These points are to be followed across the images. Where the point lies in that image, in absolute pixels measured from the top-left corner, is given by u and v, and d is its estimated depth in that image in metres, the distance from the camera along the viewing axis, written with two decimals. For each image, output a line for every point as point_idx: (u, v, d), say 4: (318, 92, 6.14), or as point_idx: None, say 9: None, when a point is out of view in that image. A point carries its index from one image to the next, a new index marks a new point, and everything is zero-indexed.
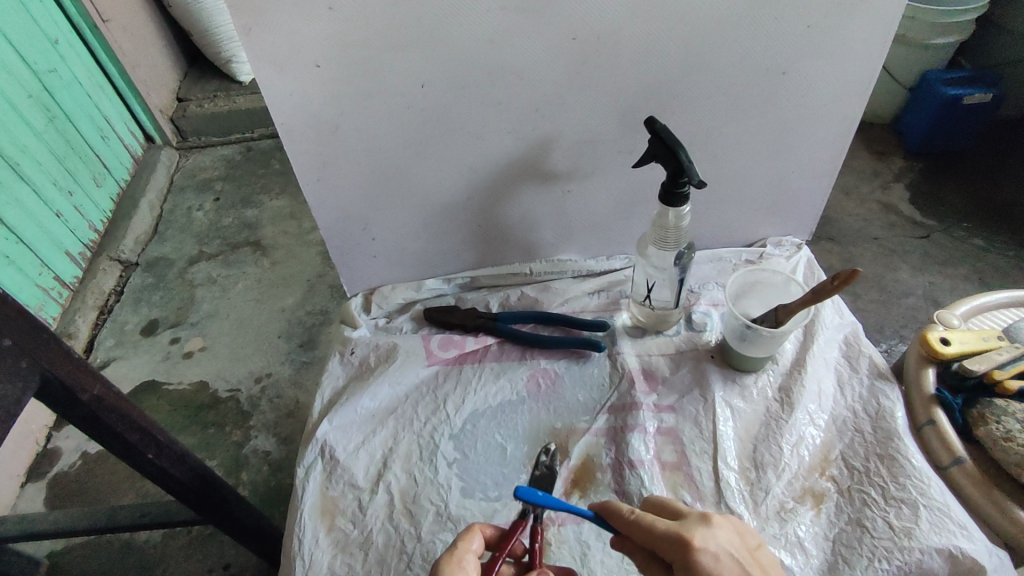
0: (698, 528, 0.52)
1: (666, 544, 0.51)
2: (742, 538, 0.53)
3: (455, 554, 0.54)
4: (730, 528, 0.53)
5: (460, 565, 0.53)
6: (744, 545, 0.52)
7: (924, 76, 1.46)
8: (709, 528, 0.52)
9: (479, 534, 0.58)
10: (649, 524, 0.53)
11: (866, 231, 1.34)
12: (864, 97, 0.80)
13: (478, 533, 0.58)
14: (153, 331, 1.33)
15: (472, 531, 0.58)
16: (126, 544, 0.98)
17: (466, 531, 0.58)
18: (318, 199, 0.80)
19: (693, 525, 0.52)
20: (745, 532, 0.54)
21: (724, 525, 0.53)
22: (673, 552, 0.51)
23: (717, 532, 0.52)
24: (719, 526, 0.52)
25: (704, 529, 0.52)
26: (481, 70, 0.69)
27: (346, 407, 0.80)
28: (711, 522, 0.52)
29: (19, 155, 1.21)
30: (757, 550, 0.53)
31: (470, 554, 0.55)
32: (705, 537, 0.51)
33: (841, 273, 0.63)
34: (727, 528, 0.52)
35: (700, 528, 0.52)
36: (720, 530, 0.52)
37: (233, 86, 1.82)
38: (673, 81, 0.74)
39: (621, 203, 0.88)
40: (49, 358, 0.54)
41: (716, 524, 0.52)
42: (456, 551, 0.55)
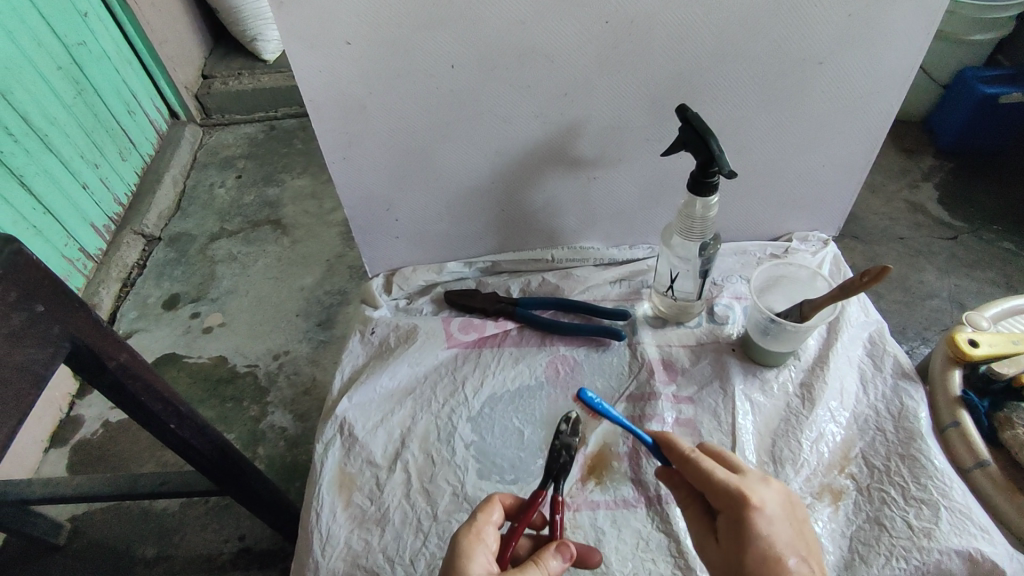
0: (756, 486, 0.53)
1: (721, 488, 0.53)
2: (792, 508, 0.53)
3: (475, 527, 0.54)
4: (783, 494, 0.53)
5: (479, 537, 0.53)
6: (793, 514, 0.53)
7: (960, 73, 1.43)
8: (766, 489, 0.52)
9: (499, 505, 0.57)
10: (707, 468, 0.54)
11: (892, 230, 1.32)
12: (900, 91, 0.78)
13: (499, 502, 0.57)
14: (175, 305, 1.35)
15: (491, 502, 0.57)
16: (145, 511, 1.00)
17: (486, 501, 0.58)
18: (343, 178, 0.80)
19: (751, 482, 0.53)
20: (795, 504, 0.54)
21: (778, 490, 0.53)
22: (725, 499, 0.52)
23: (772, 494, 0.52)
24: (775, 489, 0.53)
25: (761, 489, 0.52)
26: (512, 52, 0.68)
27: (366, 385, 0.80)
28: (769, 484, 0.53)
29: (47, 126, 1.23)
30: (803, 521, 0.53)
31: (490, 526, 0.55)
32: (761, 498, 0.52)
33: (871, 270, 0.62)
34: (781, 492, 0.53)
35: (759, 488, 0.52)
36: (775, 494, 0.53)
37: (258, 64, 1.83)
38: (706, 68, 0.72)
39: (646, 192, 0.88)
40: (78, 325, 0.55)
41: (773, 488, 0.53)
42: (475, 520, 0.55)
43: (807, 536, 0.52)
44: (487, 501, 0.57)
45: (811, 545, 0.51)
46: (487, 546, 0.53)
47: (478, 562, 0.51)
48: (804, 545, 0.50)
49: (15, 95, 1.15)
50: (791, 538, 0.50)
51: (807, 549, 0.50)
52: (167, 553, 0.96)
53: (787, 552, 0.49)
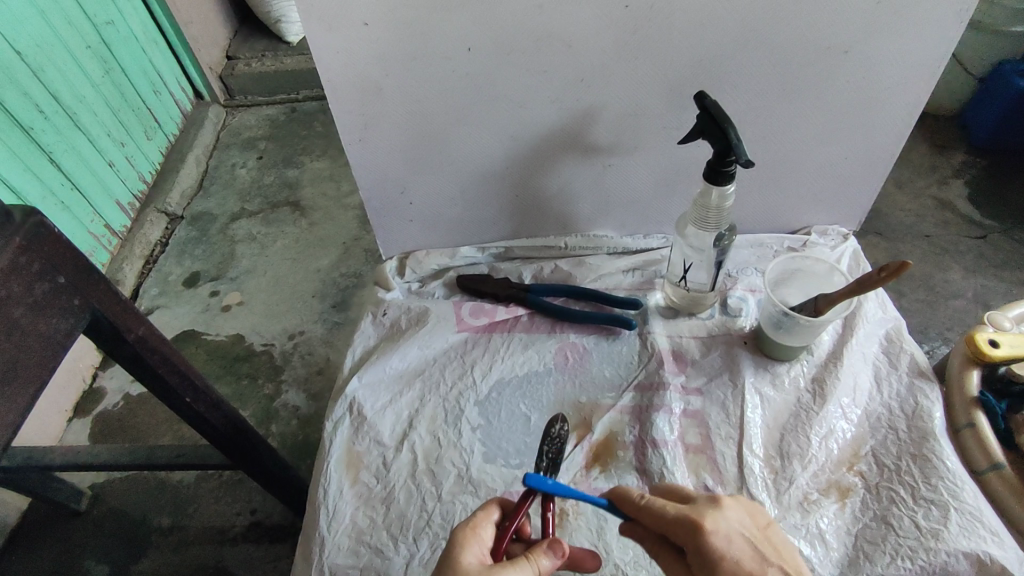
0: (709, 510, 0.53)
1: (677, 528, 0.53)
2: (752, 519, 0.54)
3: (473, 521, 0.56)
4: (740, 508, 0.54)
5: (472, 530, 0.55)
6: (755, 526, 0.54)
7: (997, 68, 1.38)
8: (719, 509, 0.53)
9: (498, 505, 0.58)
10: (660, 510, 0.54)
11: (917, 227, 1.29)
12: (930, 82, 0.75)
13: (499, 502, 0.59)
14: (195, 283, 1.37)
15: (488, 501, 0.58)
16: (162, 482, 1.03)
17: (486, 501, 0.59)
18: (359, 159, 0.80)
19: (703, 508, 0.53)
20: (755, 512, 0.55)
21: (734, 506, 0.54)
22: (684, 535, 0.52)
23: (726, 513, 0.53)
24: (729, 508, 0.53)
25: (714, 511, 0.53)
26: (530, 36, 0.68)
27: (376, 365, 0.81)
28: (721, 505, 0.54)
29: (75, 104, 1.25)
30: (768, 526, 0.55)
31: (488, 524, 0.56)
32: (716, 521, 0.52)
33: (889, 265, 0.61)
34: (737, 508, 0.54)
35: (711, 511, 0.53)
36: (729, 512, 0.53)
37: (281, 46, 1.84)
38: (728, 55, 0.71)
39: (663, 181, 0.87)
40: (98, 297, 0.56)
41: (726, 506, 0.54)
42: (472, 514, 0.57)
43: (774, 545, 0.53)
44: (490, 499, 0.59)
45: (779, 550, 0.53)
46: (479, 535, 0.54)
47: (472, 552, 0.53)
48: (773, 555, 0.52)
49: (44, 72, 1.17)
50: (756, 550, 0.51)
51: (778, 557, 0.52)
52: (182, 524, 0.99)
53: (758, 567, 0.50)
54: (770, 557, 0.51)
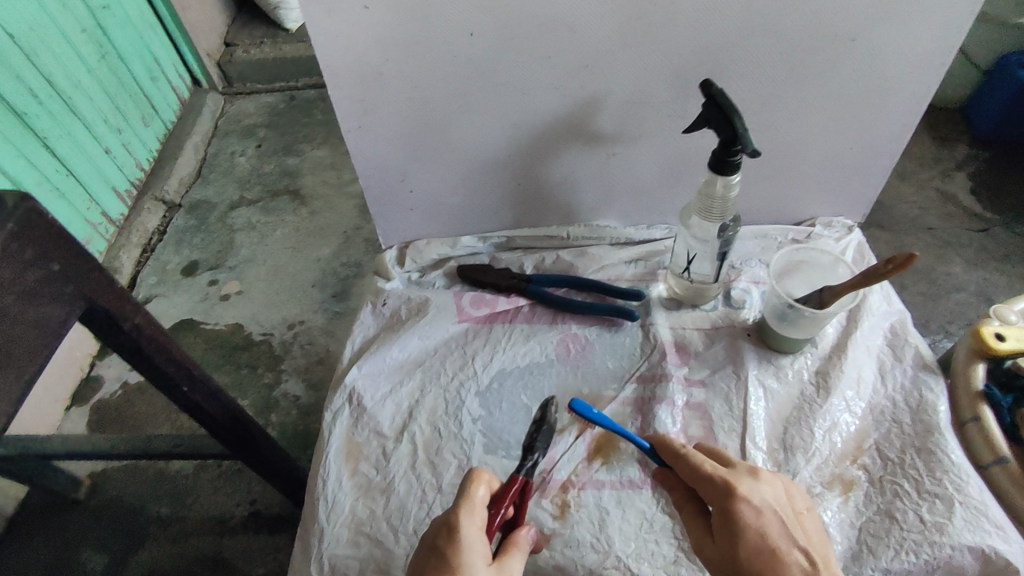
0: (747, 479, 0.55)
1: (710, 485, 0.55)
2: (787, 499, 0.56)
3: (461, 521, 0.53)
4: (776, 487, 0.56)
5: (466, 523, 0.53)
6: (789, 507, 0.55)
7: (1004, 58, 1.36)
8: (756, 482, 0.55)
9: (480, 490, 0.56)
10: (699, 463, 0.57)
11: (921, 220, 1.28)
12: (939, 72, 0.74)
13: (486, 478, 0.57)
14: (193, 272, 1.36)
15: (471, 484, 0.56)
16: (161, 471, 1.03)
17: (467, 485, 0.56)
18: (359, 146, 0.79)
19: (741, 476, 0.56)
20: (793, 496, 0.57)
21: (771, 483, 0.56)
22: (715, 493, 0.55)
23: (762, 486, 0.55)
24: (766, 482, 0.55)
25: (751, 482, 0.55)
26: (533, 21, 0.66)
27: (376, 356, 0.80)
28: (759, 478, 0.56)
29: (72, 90, 1.23)
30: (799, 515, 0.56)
31: (475, 516, 0.54)
32: (750, 489, 0.54)
33: (897, 257, 0.60)
34: (774, 486, 0.56)
35: (749, 481, 0.55)
36: (766, 486, 0.55)
37: (280, 33, 1.82)
38: (735, 42, 0.70)
39: (667, 170, 0.85)
40: (93, 285, 0.55)
41: (764, 481, 0.56)
42: (461, 497, 0.55)
43: (805, 529, 0.54)
44: (469, 473, 0.58)
45: (809, 534, 0.54)
46: (476, 522, 0.53)
47: (470, 559, 0.51)
48: (801, 537, 0.53)
49: (39, 57, 1.15)
50: (784, 528, 0.53)
51: (807, 541, 0.53)
52: (181, 513, 0.98)
53: (783, 545, 0.52)
54: (797, 537, 0.53)
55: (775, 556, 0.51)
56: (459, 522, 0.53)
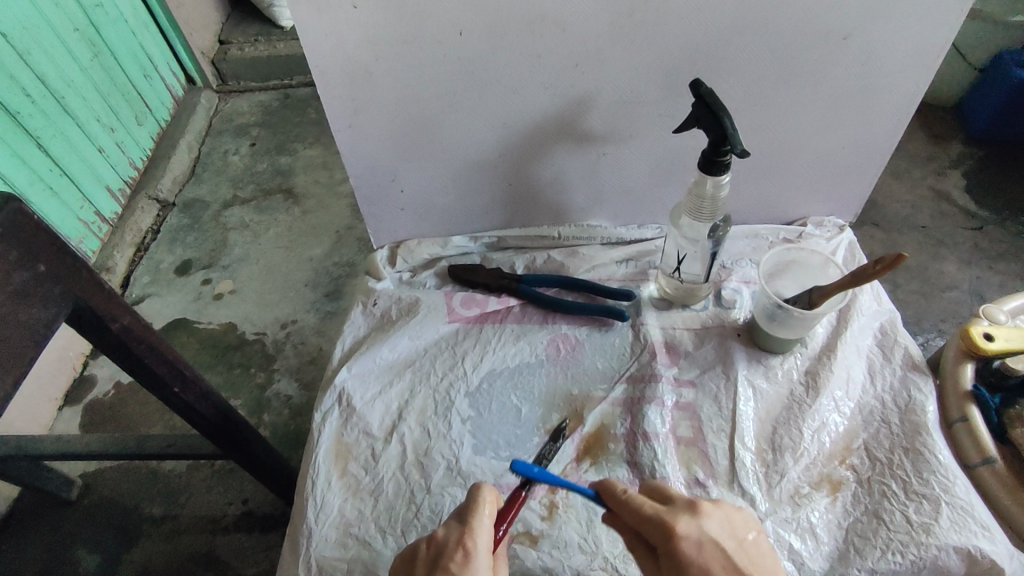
0: (685, 515, 0.54)
1: (650, 528, 0.54)
2: (731, 527, 0.55)
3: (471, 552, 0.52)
4: (718, 517, 0.55)
5: (478, 547, 0.53)
6: (733, 536, 0.54)
7: (997, 57, 1.36)
8: (695, 516, 0.54)
9: (488, 511, 0.55)
10: (638, 506, 0.55)
11: (914, 218, 1.28)
12: (930, 71, 0.74)
13: (493, 496, 0.57)
14: (187, 271, 1.36)
15: (483, 505, 0.56)
16: (154, 471, 1.02)
17: (477, 505, 0.55)
18: (349, 146, 0.79)
19: (679, 513, 0.54)
20: (737, 522, 0.55)
21: (712, 513, 0.55)
22: (656, 536, 0.54)
23: (702, 521, 0.54)
24: (707, 516, 0.54)
25: (689, 518, 0.54)
26: (522, 20, 0.66)
27: (366, 356, 0.80)
28: (698, 511, 0.54)
29: (64, 88, 1.23)
30: (753, 539, 0.55)
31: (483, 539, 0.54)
32: (688, 527, 0.53)
33: (885, 258, 0.60)
34: (715, 518, 0.54)
35: (686, 517, 0.54)
36: (706, 520, 0.54)
37: (274, 30, 1.81)
38: (725, 41, 0.69)
39: (658, 170, 0.85)
40: (81, 286, 0.55)
41: (704, 514, 0.54)
42: (474, 518, 0.55)
43: (753, 557, 0.53)
44: (479, 492, 0.56)
45: (758, 564, 0.53)
46: (488, 546, 0.54)
47: None
48: (747, 567, 0.52)
49: (31, 55, 1.15)
50: (727, 561, 0.52)
51: (753, 571, 0.52)
52: (173, 513, 0.98)
53: None
54: (742, 571, 0.52)
55: None
56: (476, 547, 0.53)
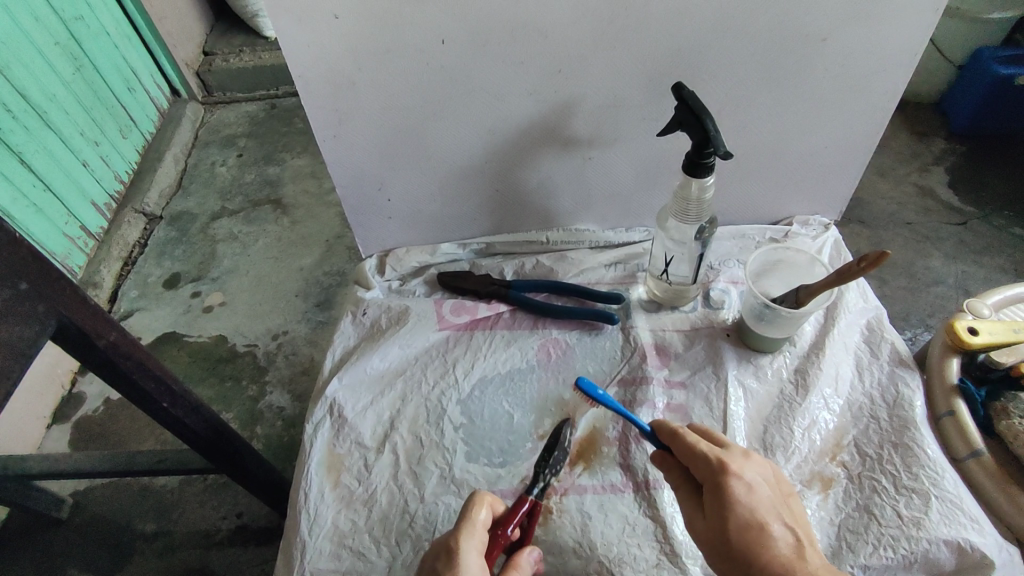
0: (738, 458, 0.56)
1: (704, 462, 0.56)
2: (774, 481, 0.57)
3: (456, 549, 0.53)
4: (766, 469, 0.57)
5: (472, 541, 0.54)
6: (776, 488, 0.57)
7: (976, 53, 1.37)
8: (747, 461, 0.56)
9: (483, 509, 0.57)
10: (693, 441, 0.58)
11: (899, 215, 1.29)
12: (907, 71, 0.75)
13: (488, 501, 0.58)
14: (176, 284, 1.35)
15: (480, 503, 0.57)
16: (145, 488, 1.01)
17: (473, 503, 0.57)
18: (336, 156, 0.79)
19: (734, 454, 0.57)
20: (779, 479, 0.58)
21: (761, 465, 0.57)
22: (707, 472, 0.56)
23: (752, 466, 0.56)
24: (756, 463, 0.57)
25: (742, 461, 0.56)
26: (503, 28, 0.67)
27: (356, 366, 0.80)
28: (750, 457, 0.57)
29: (46, 103, 1.22)
30: (788, 496, 0.57)
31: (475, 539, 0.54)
32: (742, 468, 0.55)
33: (869, 255, 0.60)
34: (763, 467, 0.57)
35: (740, 459, 0.56)
36: (755, 466, 0.56)
37: (259, 41, 1.81)
38: (706, 45, 0.70)
39: (643, 173, 0.86)
40: (65, 304, 0.55)
41: (753, 461, 0.57)
42: (464, 520, 0.55)
43: (789, 508, 0.56)
44: (472, 497, 0.58)
45: (794, 515, 0.55)
46: (477, 546, 0.54)
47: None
48: (788, 516, 0.54)
49: (12, 71, 1.14)
50: (772, 505, 0.54)
51: (791, 519, 0.54)
52: (166, 529, 0.97)
53: (769, 519, 0.53)
54: (782, 514, 0.54)
55: (766, 533, 0.52)
56: (464, 546, 0.53)
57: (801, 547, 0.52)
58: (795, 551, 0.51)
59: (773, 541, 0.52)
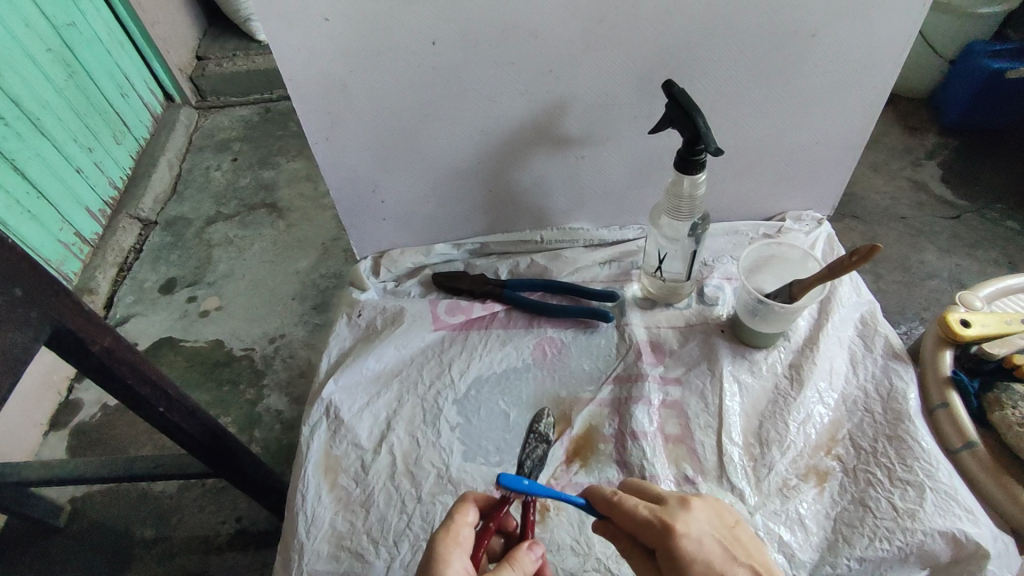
0: (679, 513, 0.53)
1: (648, 530, 0.52)
2: (719, 518, 0.55)
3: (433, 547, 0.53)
4: (707, 509, 0.55)
5: (457, 540, 0.53)
6: (721, 525, 0.55)
7: (968, 47, 1.38)
8: (689, 512, 0.53)
9: (470, 508, 0.56)
10: (632, 509, 0.54)
11: (893, 209, 1.30)
12: (896, 65, 0.76)
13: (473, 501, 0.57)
14: (171, 289, 1.35)
15: (466, 502, 0.57)
16: (144, 493, 1.01)
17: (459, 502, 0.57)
18: (328, 158, 0.79)
19: (673, 510, 0.53)
20: (723, 511, 0.56)
21: (701, 508, 0.54)
22: (655, 539, 0.52)
23: (695, 516, 0.53)
24: (698, 509, 0.54)
25: (684, 513, 0.53)
26: (493, 28, 0.67)
27: (352, 368, 0.80)
28: (690, 506, 0.54)
29: (40, 110, 1.22)
30: (734, 525, 0.55)
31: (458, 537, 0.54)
32: (687, 523, 0.52)
33: (860, 249, 0.60)
34: (705, 509, 0.54)
35: (680, 513, 0.53)
36: (698, 514, 0.53)
37: (252, 45, 1.80)
38: (696, 42, 0.70)
39: (636, 172, 0.86)
40: (58, 310, 0.55)
41: (695, 508, 0.54)
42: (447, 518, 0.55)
43: (742, 542, 0.54)
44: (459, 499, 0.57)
45: (748, 550, 0.54)
46: (455, 542, 0.53)
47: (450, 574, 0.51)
48: (743, 554, 0.52)
49: (5, 79, 1.14)
50: (724, 553, 0.52)
51: (746, 557, 0.53)
52: (165, 534, 0.97)
53: (727, 567, 0.51)
54: (737, 555, 0.52)
55: None
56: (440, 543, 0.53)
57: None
58: None
59: None
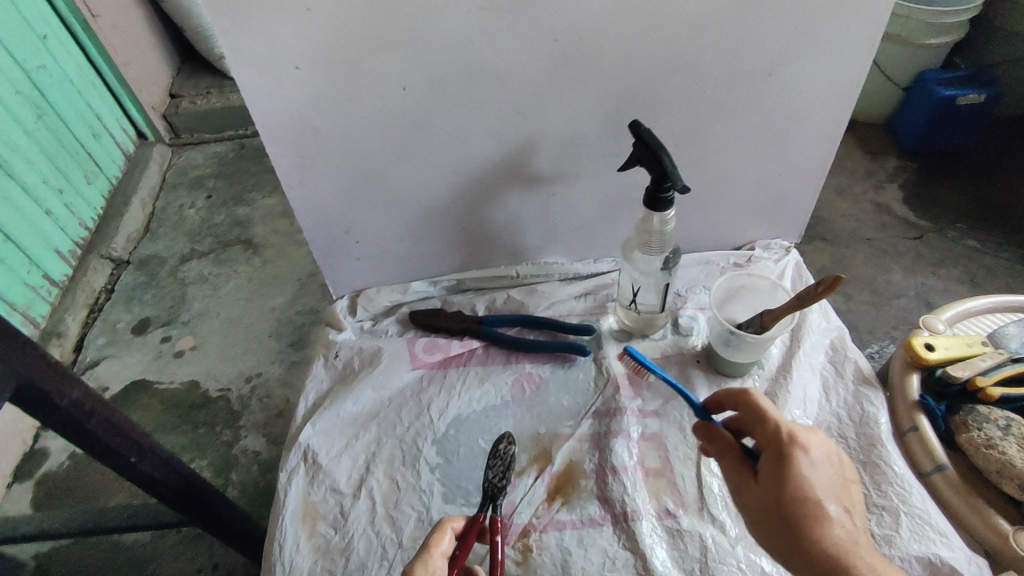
0: (808, 435, 0.56)
1: (772, 428, 0.56)
2: (842, 467, 0.56)
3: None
4: (836, 455, 0.56)
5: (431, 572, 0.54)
6: (843, 474, 0.55)
7: (920, 75, 1.44)
8: (817, 439, 0.56)
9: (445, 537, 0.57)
10: (767, 411, 0.58)
11: (859, 231, 1.34)
12: (850, 100, 0.79)
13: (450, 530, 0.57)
14: (144, 330, 1.33)
15: (442, 530, 0.57)
16: (115, 544, 0.97)
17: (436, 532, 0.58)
18: (302, 200, 0.79)
19: (807, 432, 0.56)
20: (848, 467, 0.57)
21: (832, 447, 0.56)
22: (776, 439, 0.56)
23: (821, 445, 0.56)
24: (826, 443, 0.56)
25: (815, 439, 0.55)
26: (462, 73, 0.68)
27: (329, 411, 0.79)
28: (822, 438, 0.56)
29: (8, 154, 1.20)
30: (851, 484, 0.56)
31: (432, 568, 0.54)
32: (811, 444, 0.55)
33: (825, 279, 0.62)
34: (835, 451, 0.56)
35: (811, 435, 0.55)
36: (823, 447, 0.56)
37: (226, 82, 1.81)
38: (658, 82, 0.73)
39: (607, 206, 0.88)
40: (24, 364, 0.53)
41: (825, 442, 0.56)
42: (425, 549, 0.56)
43: (851, 495, 0.55)
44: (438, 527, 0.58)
45: (853, 503, 0.54)
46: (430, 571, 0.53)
47: None
48: (848, 502, 0.53)
49: None
50: (834, 487, 0.53)
51: (850, 506, 0.53)
52: None
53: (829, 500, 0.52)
54: (844, 500, 0.53)
55: (819, 508, 0.52)
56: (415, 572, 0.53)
57: (855, 538, 0.51)
58: (846, 535, 0.51)
59: (826, 519, 0.51)
